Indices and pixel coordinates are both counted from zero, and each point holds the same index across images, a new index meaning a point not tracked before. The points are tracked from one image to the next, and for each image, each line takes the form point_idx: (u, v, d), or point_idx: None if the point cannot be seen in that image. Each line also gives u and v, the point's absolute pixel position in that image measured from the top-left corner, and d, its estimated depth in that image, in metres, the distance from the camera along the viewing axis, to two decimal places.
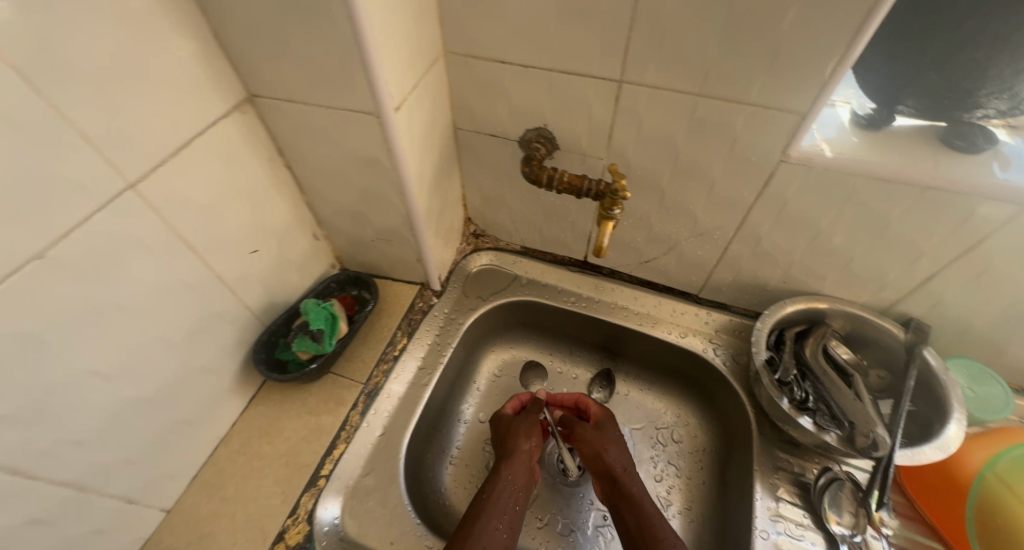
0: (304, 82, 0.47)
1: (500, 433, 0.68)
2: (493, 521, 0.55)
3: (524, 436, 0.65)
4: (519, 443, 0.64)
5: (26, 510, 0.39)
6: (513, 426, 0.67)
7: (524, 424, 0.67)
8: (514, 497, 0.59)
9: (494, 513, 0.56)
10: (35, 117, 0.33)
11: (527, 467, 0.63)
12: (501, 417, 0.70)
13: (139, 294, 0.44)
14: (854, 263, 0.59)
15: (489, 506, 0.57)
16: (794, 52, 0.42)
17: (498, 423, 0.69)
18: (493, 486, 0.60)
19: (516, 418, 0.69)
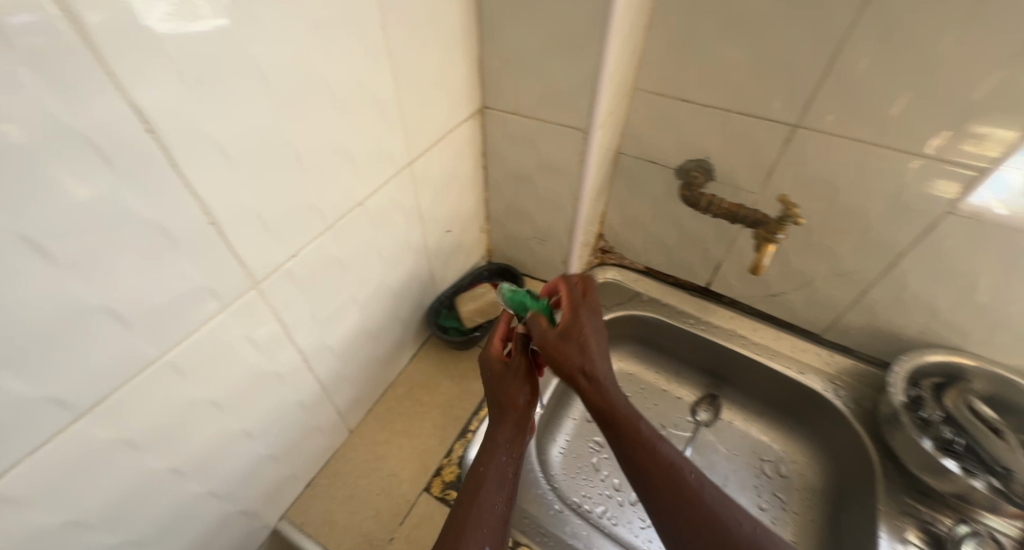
0: (532, 99, 0.59)
1: (487, 377, 0.52)
2: (483, 518, 0.42)
3: (516, 396, 0.49)
4: (511, 399, 0.49)
5: (298, 393, 0.50)
6: (503, 370, 0.51)
7: (515, 374, 0.51)
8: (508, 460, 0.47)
9: (490, 487, 0.45)
10: (390, 104, 0.46)
11: (519, 420, 0.49)
12: (489, 361, 0.52)
13: (388, 245, 0.56)
14: (1006, 322, 0.60)
15: (474, 490, 0.44)
16: (983, 114, 0.48)
17: (487, 363, 0.53)
18: (486, 458, 0.47)
19: (508, 367, 0.51)
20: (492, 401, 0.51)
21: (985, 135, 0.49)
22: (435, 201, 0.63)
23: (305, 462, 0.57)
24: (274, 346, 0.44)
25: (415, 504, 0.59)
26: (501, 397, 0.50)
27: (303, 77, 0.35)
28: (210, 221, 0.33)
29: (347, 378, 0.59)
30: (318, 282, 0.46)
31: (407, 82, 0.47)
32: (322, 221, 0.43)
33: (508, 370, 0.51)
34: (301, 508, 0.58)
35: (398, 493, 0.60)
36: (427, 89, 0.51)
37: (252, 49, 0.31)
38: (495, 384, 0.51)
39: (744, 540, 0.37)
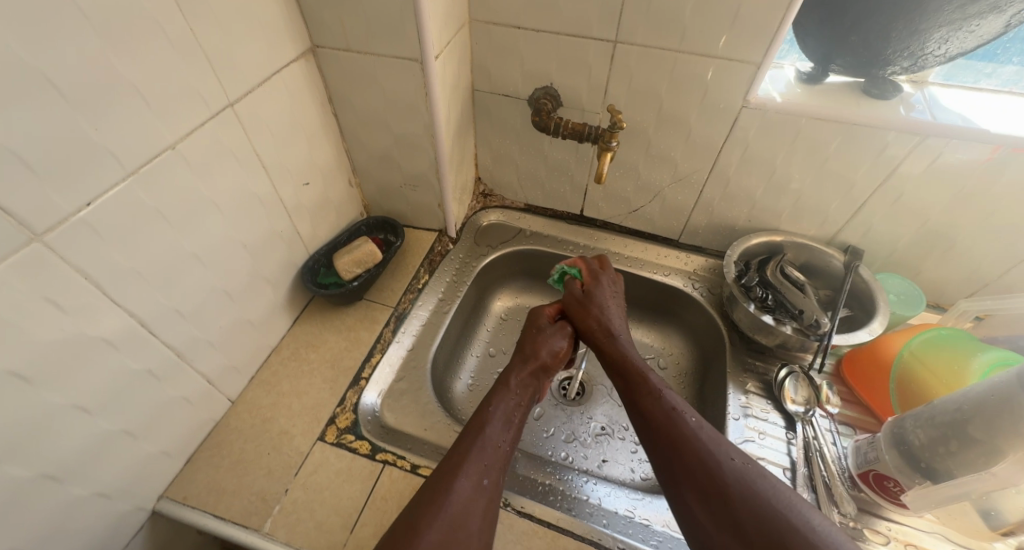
0: (361, 31, 0.58)
1: (528, 333, 0.67)
2: (478, 461, 0.49)
3: (546, 346, 0.65)
4: (538, 350, 0.64)
5: (144, 360, 0.47)
6: (541, 327, 0.67)
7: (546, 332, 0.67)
8: (506, 425, 0.54)
9: (492, 428, 0.52)
10: (179, 34, 0.43)
11: (532, 372, 0.62)
12: (539, 316, 0.69)
13: (228, 197, 0.53)
14: (802, 197, 0.72)
15: (471, 444, 0.50)
16: (749, 12, 0.56)
17: (533, 320, 0.69)
18: (483, 416, 0.54)
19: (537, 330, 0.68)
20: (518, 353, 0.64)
21: (754, 32, 0.57)
22: (281, 150, 0.60)
23: (178, 437, 0.55)
24: (90, 308, 0.41)
25: (309, 454, 0.59)
26: (505, 380, 0.59)
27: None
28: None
29: (211, 343, 0.56)
30: (136, 236, 0.43)
31: (200, 13, 0.45)
32: (116, 166, 0.41)
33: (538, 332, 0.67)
34: (183, 484, 0.56)
35: (291, 448, 0.60)
36: (232, 23, 0.48)
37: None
38: (534, 337, 0.66)
39: (696, 468, 0.46)
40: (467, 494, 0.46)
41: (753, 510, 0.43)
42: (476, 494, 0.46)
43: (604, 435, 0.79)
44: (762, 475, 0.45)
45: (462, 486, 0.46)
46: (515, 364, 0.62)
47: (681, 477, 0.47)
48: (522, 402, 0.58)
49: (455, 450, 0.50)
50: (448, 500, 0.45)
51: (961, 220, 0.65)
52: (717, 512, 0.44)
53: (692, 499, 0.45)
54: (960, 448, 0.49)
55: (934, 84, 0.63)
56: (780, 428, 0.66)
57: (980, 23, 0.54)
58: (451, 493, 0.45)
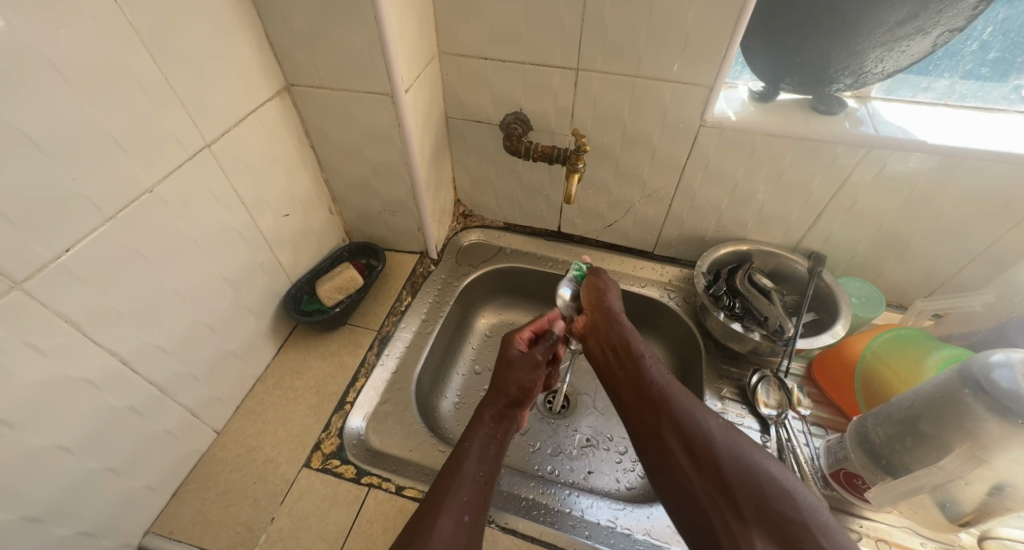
0: (332, 69, 0.61)
1: (499, 367, 0.65)
2: (456, 499, 0.48)
3: (518, 382, 0.63)
4: (508, 385, 0.62)
5: (127, 396, 0.48)
6: (513, 360, 0.65)
7: (521, 366, 0.64)
8: (482, 460, 0.54)
9: (468, 463, 0.53)
10: (153, 83, 0.45)
11: (508, 405, 0.61)
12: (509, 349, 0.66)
13: (207, 233, 0.55)
14: (765, 208, 0.75)
15: (448, 484, 0.50)
16: (698, 39, 0.60)
17: (504, 353, 0.66)
18: (460, 453, 0.54)
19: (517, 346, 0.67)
20: (495, 385, 0.63)
21: (704, 57, 0.61)
22: (259, 185, 0.62)
23: (163, 471, 0.56)
24: (72, 350, 0.43)
25: (295, 481, 0.60)
26: (479, 415, 0.59)
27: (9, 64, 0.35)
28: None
29: (195, 376, 0.57)
30: (116, 277, 0.45)
31: (174, 62, 0.47)
32: (95, 213, 0.42)
33: (517, 360, 0.65)
34: (169, 517, 0.56)
35: (277, 476, 0.60)
36: (206, 69, 0.51)
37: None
38: (505, 372, 0.64)
39: (687, 433, 0.48)
40: (448, 532, 0.45)
41: (741, 474, 0.45)
42: (457, 530, 0.46)
43: (589, 446, 0.81)
44: (752, 444, 0.47)
45: (443, 525, 0.46)
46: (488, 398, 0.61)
47: (672, 441, 0.49)
48: (498, 436, 0.58)
49: (433, 491, 0.49)
50: (430, 539, 0.44)
51: (912, 224, 0.69)
52: (708, 474, 0.46)
53: (681, 460, 0.48)
54: (914, 444, 0.51)
55: (877, 98, 0.67)
56: (755, 432, 0.68)
57: (910, 43, 0.58)
58: (432, 533, 0.44)
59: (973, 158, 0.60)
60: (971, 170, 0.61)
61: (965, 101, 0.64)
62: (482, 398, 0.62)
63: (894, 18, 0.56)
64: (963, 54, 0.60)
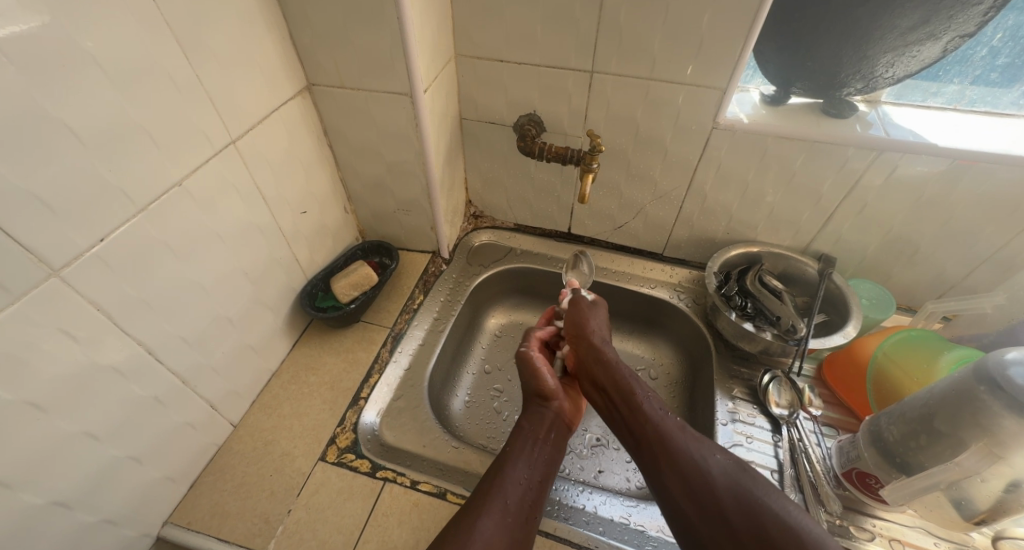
0: (354, 69, 0.62)
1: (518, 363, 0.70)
2: (500, 501, 0.50)
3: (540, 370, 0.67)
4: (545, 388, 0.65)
5: (151, 386, 0.49)
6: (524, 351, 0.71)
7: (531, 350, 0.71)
8: (528, 468, 0.55)
9: (512, 468, 0.54)
10: (184, 79, 0.46)
11: (548, 413, 0.63)
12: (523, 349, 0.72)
13: (229, 227, 0.56)
14: (775, 210, 0.76)
15: (490, 485, 0.51)
16: (712, 43, 0.61)
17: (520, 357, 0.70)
18: (501, 459, 0.55)
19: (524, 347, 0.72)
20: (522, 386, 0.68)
21: (718, 59, 0.62)
22: (279, 182, 0.63)
23: (183, 462, 0.56)
24: (102, 339, 0.43)
25: (310, 474, 0.61)
26: (524, 425, 0.61)
27: (54, 57, 0.36)
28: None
29: (214, 369, 0.58)
30: (144, 267, 0.46)
31: (204, 59, 0.48)
32: (129, 204, 0.43)
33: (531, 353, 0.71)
34: (186, 509, 0.57)
35: (293, 469, 0.61)
36: (234, 68, 0.52)
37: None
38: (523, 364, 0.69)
39: (688, 474, 0.49)
40: (489, 532, 0.47)
41: (743, 509, 0.45)
42: (499, 531, 0.47)
43: (600, 446, 0.81)
44: (749, 477, 0.48)
45: (485, 524, 0.47)
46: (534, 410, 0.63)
47: (671, 479, 0.50)
48: (543, 445, 0.59)
49: (478, 492, 0.51)
50: (472, 536, 0.46)
51: (922, 227, 0.69)
52: (709, 514, 0.46)
53: (683, 501, 0.49)
54: (929, 442, 0.52)
55: (886, 103, 0.68)
56: (766, 432, 0.68)
57: (921, 49, 0.59)
58: (474, 530, 0.46)
59: (984, 162, 0.61)
60: (981, 174, 0.62)
61: (974, 106, 0.65)
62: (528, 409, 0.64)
63: (905, 24, 0.56)
64: (973, 59, 0.61)
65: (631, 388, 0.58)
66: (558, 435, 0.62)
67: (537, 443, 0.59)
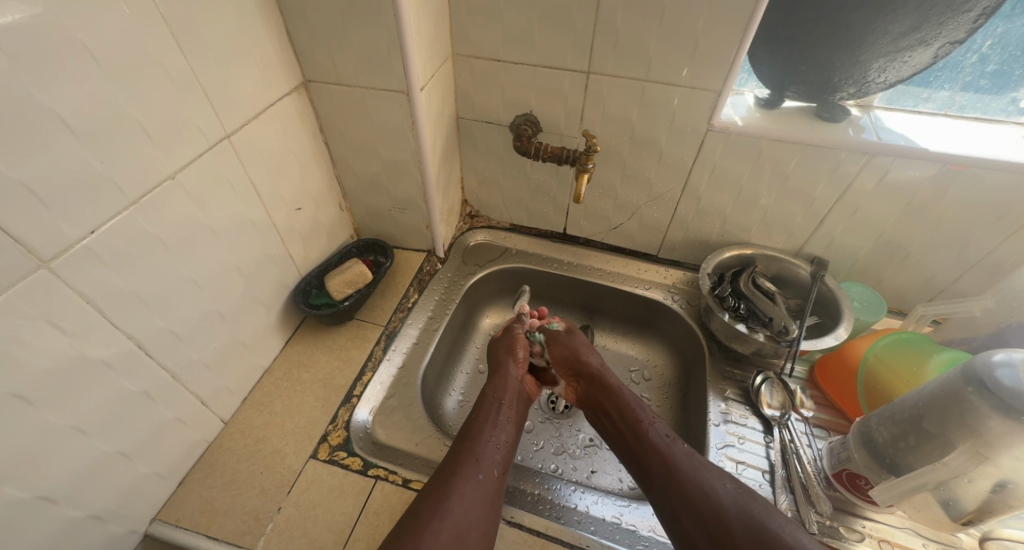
0: (350, 66, 0.62)
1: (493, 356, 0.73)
2: (470, 471, 0.53)
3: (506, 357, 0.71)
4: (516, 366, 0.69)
5: (140, 381, 0.49)
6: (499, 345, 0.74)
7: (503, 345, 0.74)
8: (498, 433, 0.59)
9: (483, 435, 0.58)
10: (179, 73, 0.46)
11: (512, 387, 0.67)
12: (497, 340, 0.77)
13: (223, 223, 0.56)
14: (769, 212, 0.77)
15: (463, 451, 0.56)
16: (707, 46, 0.61)
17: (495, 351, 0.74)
18: (468, 431, 0.59)
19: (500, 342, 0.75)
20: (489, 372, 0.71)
21: (713, 62, 0.63)
22: (274, 178, 0.63)
23: (172, 458, 0.56)
24: (92, 332, 0.43)
25: (301, 472, 0.60)
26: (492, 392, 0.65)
27: (46, 47, 0.36)
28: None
29: (206, 364, 0.58)
30: (136, 260, 0.46)
31: (200, 52, 0.48)
32: (120, 196, 0.43)
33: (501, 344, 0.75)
34: (175, 506, 0.56)
35: (284, 466, 0.61)
36: (229, 62, 0.52)
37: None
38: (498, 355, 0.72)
39: (695, 499, 0.51)
40: (464, 493, 0.51)
41: (752, 532, 0.47)
42: (473, 493, 0.51)
43: (593, 446, 0.81)
44: (755, 502, 0.50)
45: (460, 487, 0.51)
46: (501, 380, 0.67)
47: (674, 499, 0.52)
48: (507, 409, 0.64)
49: (451, 458, 0.55)
50: (448, 498, 0.50)
51: (913, 231, 0.70)
52: (720, 544, 0.48)
53: (692, 528, 0.50)
54: (917, 443, 0.52)
55: (879, 107, 0.69)
56: (758, 433, 0.68)
57: (913, 55, 0.60)
58: (450, 494, 0.50)
59: (974, 166, 0.61)
60: (971, 178, 0.62)
61: (965, 112, 0.66)
62: (495, 378, 0.68)
63: (896, 29, 0.58)
64: (963, 66, 0.62)
65: (637, 415, 0.60)
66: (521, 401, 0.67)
67: (501, 407, 0.63)
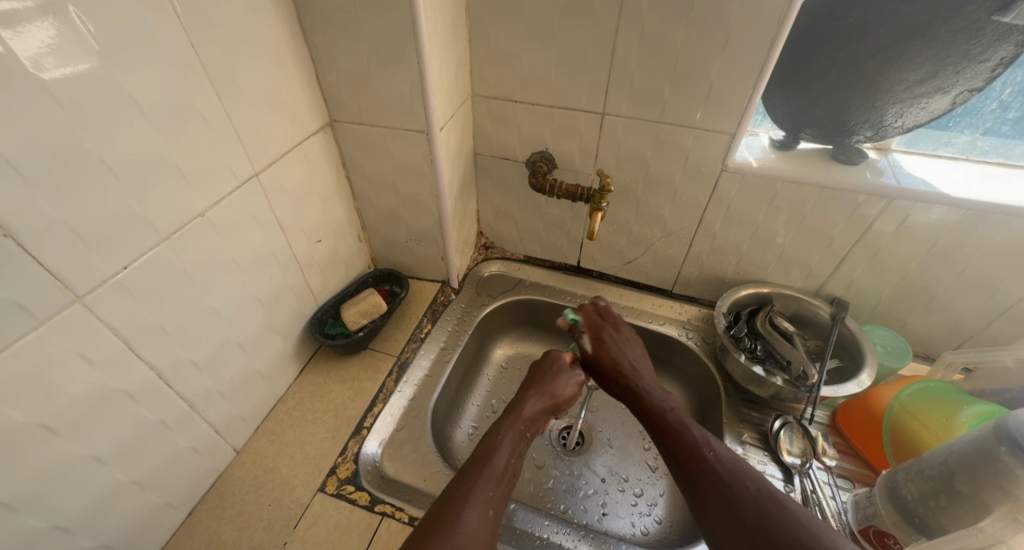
0: (374, 108, 0.65)
1: (541, 367, 0.69)
2: (483, 493, 0.50)
3: (563, 383, 0.67)
4: (556, 387, 0.66)
5: (159, 411, 0.50)
6: (556, 363, 0.69)
7: (561, 370, 0.68)
8: (511, 454, 0.56)
9: (497, 458, 0.54)
10: (217, 117, 0.49)
11: (545, 408, 0.64)
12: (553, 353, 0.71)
13: (246, 257, 0.58)
14: (786, 252, 0.76)
15: (476, 475, 0.51)
16: (721, 91, 0.63)
17: (547, 357, 0.71)
18: (490, 445, 0.56)
19: (562, 363, 0.69)
20: (540, 386, 0.65)
21: (727, 105, 0.64)
22: (297, 212, 0.66)
23: (183, 488, 0.56)
24: (117, 364, 0.45)
25: (309, 506, 0.60)
26: (517, 409, 0.62)
27: (96, 97, 0.39)
28: (5, 234, 0.35)
29: (222, 394, 0.59)
30: (161, 294, 0.47)
31: (236, 97, 0.51)
32: (152, 233, 0.45)
33: (558, 365, 0.68)
34: (182, 536, 0.56)
35: (291, 499, 0.61)
36: (261, 104, 0.55)
37: (30, 69, 0.34)
38: (547, 376, 0.67)
39: (736, 512, 0.46)
40: (474, 525, 0.46)
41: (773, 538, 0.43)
42: (481, 525, 0.47)
43: (606, 486, 0.80)
44: (784, 506, 0.45)
45: (469, 518, 0.47)
46: (533, 395, 0.64)
47: (709, 515, 0.48)
48: (526, 441, 0.59)
49: (463, 479, 0.51)
50: (456, 529, 0.45)
51: (936, 274, 0.69)
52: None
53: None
54: (949, 503, 0.50)
55: (897, 150, 0.68)
56: (778, 481, 0.66)
57: (930, 101, 0.61)
58: (458, 524, 0.46)
59: (997, 213, 0.60)
60: (994, 225, 0.61)
61: (987, 157, 0.65)
62: (526, 392, 0.65)
63: (912, 77, 0.59)
64: (983, 112, 0.62)
65: (690, 437, 0.53)
66: (540, 425, 0.63)
67: (522, 438, 0.59)
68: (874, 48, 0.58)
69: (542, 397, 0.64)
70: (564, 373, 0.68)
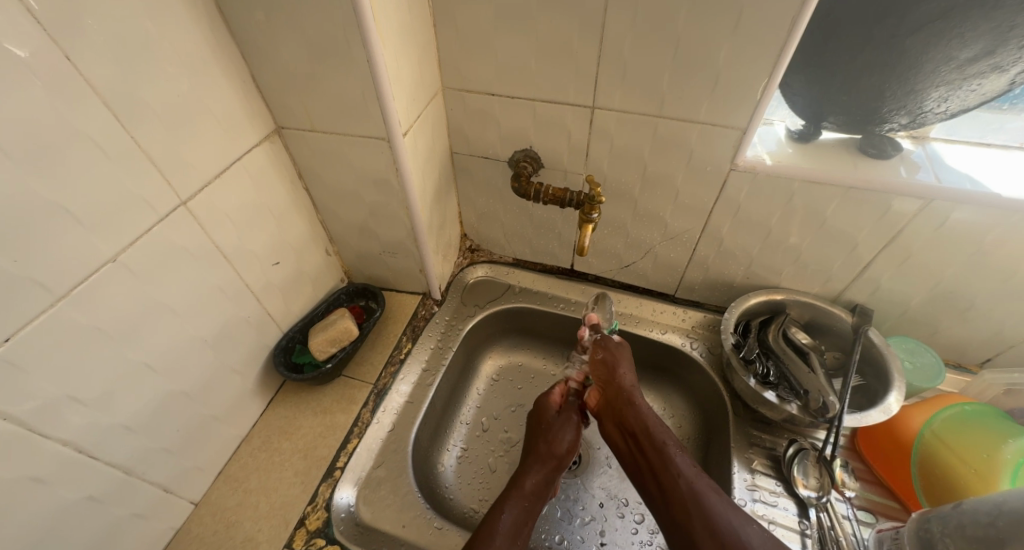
0: (324, 113, 0.56)
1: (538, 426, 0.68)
2: None
3: (558, 437, 0.65)
4: (552, 446, 0.64)
5: (84, 487, 0.44)
6: (553, 421, 0.67)
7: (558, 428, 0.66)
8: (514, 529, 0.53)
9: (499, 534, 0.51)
10: (121, 144, 0.41)
11: (547, 475, 0.61)
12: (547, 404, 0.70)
13: (183, 297, 0.50)
14: (802, 257, 0.68)
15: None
16: (731, 79, 0.53)
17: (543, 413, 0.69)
18: (492, 524, 0.53)
19: (558, 420, 0.67)
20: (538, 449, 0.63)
21: (737, 97, 0.54)
22: (245, 236, 0.57)
23: None
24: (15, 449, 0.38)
25: None
26: (520, 483, 0.59)
27: None
28: None
29: (169, 450, 0.53)
30: (65, 360, 0.40)
31: (143, 116, 0.42)
32: (43, 294, 0.38)
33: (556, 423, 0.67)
34: None
35: None
36: (179, 121, 0.46)
37: None
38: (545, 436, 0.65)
39: None
40: None
41: None
42: None
43: (605, 512, 0.74)
44: None
45: None
46: (533, 465, 0.61)
47: None
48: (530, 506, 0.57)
49: None
50: None
51: (977, 281, 0.60)
52: None
53: None
54: None
55: (937, 139, 0.59)
56: (792, 516, 0.60)
57: (981, 82, 0.51)
58: None
59: None
60: None
61: None
62: (525, 463, 0.62)
63: (964, 55, 0.49)
64: None
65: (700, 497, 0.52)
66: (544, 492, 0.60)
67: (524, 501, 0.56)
68: (918, 20, 0.48)
69: (541, 465, 0.61)
70: (564, 432, 0.66)
